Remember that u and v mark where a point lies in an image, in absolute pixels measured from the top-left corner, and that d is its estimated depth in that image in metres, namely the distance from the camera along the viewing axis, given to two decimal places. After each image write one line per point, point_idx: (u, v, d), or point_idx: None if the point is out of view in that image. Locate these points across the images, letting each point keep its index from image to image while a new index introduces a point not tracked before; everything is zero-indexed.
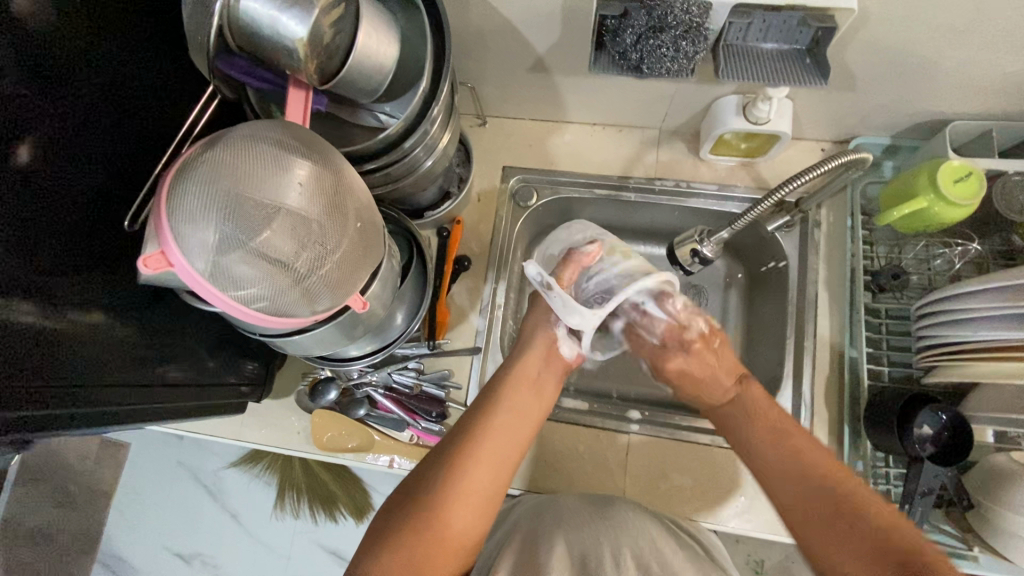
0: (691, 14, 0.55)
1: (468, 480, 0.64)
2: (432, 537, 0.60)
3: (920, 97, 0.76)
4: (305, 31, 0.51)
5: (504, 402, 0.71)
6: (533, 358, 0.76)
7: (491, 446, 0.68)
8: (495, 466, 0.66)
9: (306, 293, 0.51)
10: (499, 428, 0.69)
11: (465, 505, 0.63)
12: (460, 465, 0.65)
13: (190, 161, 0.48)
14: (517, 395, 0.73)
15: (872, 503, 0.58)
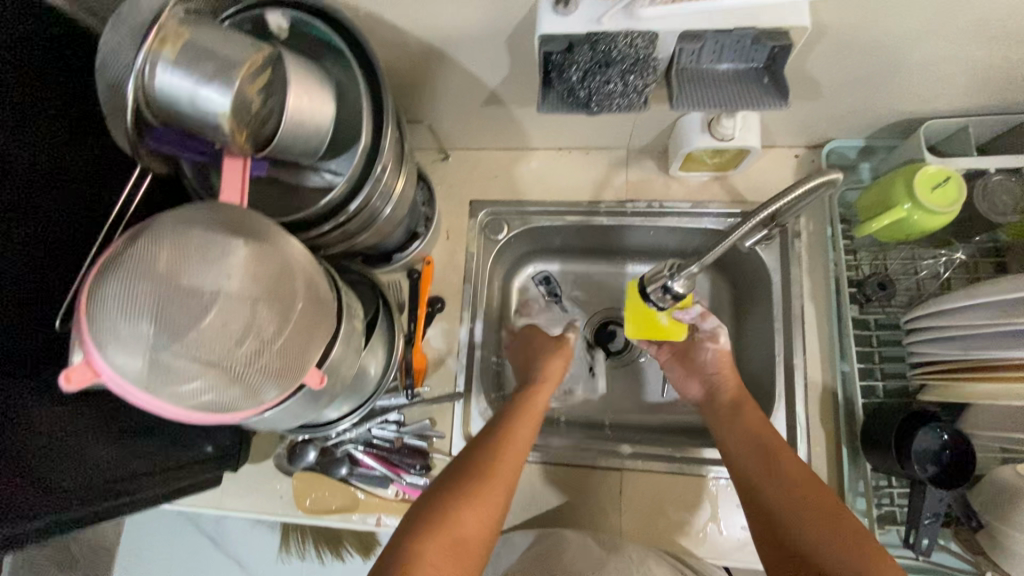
0: (636, 46, 0.53)
1: (494, 478, 0.66)
2: (458, 530, 0.60)
3: (891, 99, 0.73)
4: (229, 104, 0.48)
5: (523, 416, 0.75)
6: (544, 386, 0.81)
7: (511, 449, 0.70)
8: (510, 474, 0.68)
9: (246, 388, 0.48)
10: (517, 436, 0.72)
11: (487, 502, 0.64)
12: (486, 466, 0.67)
13: (113, 260, 0.45)
14: (533, 413, 0.77)
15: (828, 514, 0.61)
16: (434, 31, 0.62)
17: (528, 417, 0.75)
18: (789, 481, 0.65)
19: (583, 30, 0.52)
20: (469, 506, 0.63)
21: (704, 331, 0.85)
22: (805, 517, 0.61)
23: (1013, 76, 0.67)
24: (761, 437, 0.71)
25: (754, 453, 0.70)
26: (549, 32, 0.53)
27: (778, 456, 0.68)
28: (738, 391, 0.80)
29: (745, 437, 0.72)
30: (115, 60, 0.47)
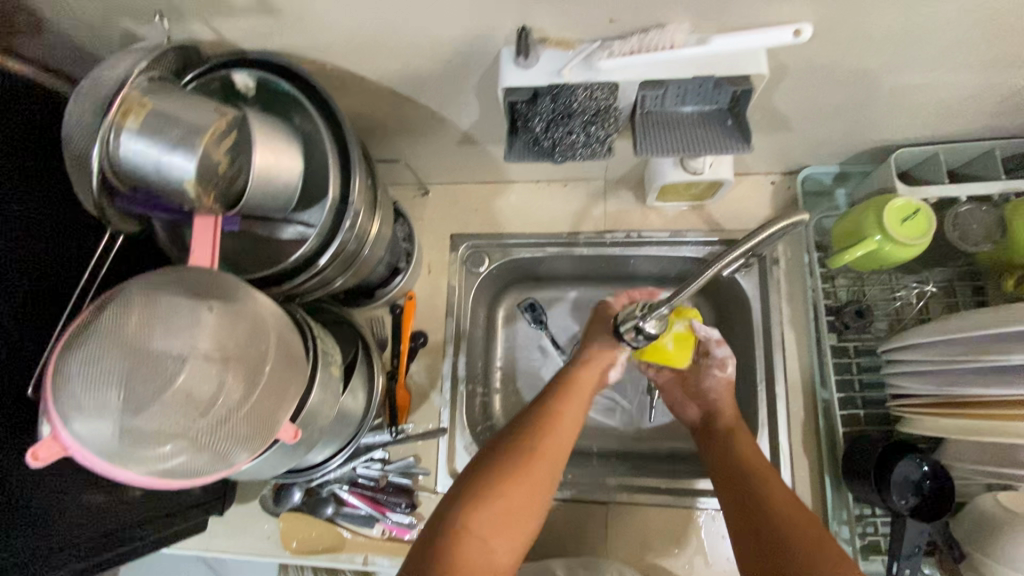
0: (595, 98, 0.54)
1: (539, 468, 0.63)
2: (503, 510, 0.59)
3: (861, 129, 0.73)
4: (193, 168, 0.48)
5: (571, 393, 0.70)
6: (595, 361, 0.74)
7: (559, 427, 0.66)
8: (553, 462, 0.64)
9: (214, 454, 0.47)
10: (565, 415, 0.68)
11: (528, 495, 0.61)
12: (533, 443, 0.64)
13: (78, 333, 0.45)
14: (580, 394, 0.71)
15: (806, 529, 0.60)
16: (401, 80, 0.63)
17: (574, 401, 0.70)
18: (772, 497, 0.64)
19: (545, 81, 0.53)
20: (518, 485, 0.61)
21: (713, 358, 0.82)
22: (800, 554, 0.58)
23: (976, 105, 0.67)
24: (755, 471, 0.68)
25: (749, 488, 0.67)
26: (511, 84, 0.53)
27: (771, 491, 0.65)
28: (736, 419, 0.77)
29: (739, 470, 0.69)
30: (79, 132, 0.48)
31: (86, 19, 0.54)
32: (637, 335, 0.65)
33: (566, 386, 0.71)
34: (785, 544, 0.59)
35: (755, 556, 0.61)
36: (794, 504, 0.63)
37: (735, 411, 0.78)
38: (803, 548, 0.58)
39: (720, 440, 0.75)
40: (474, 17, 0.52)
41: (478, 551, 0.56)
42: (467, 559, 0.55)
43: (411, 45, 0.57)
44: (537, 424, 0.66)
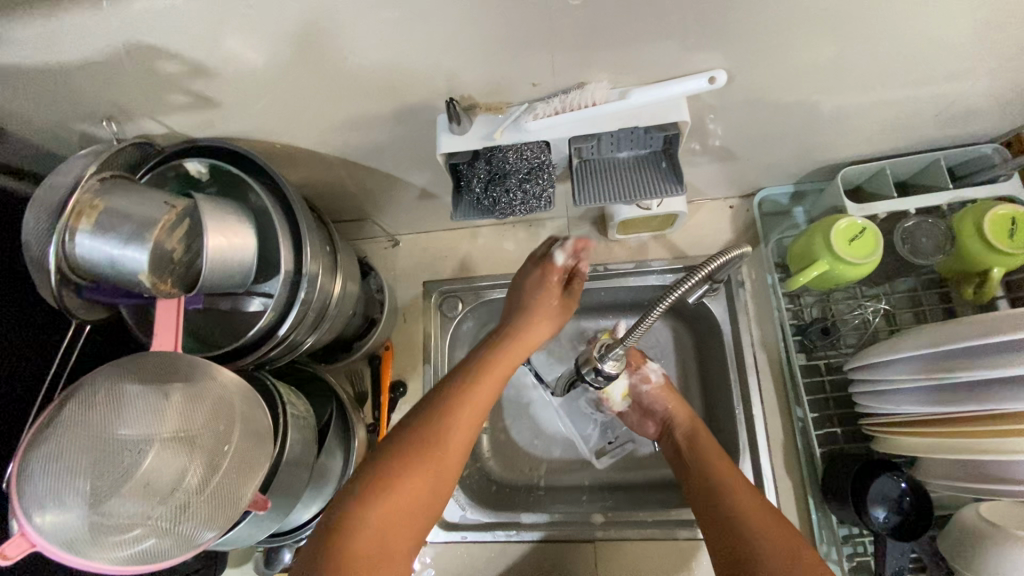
0: (526, 157, 0.58)
1: (471, 393, 0.65)
2: (401, 497, 0.56)
3: (807, 152, 0.75)
4: (146, 259, 0.51)
5: (512, 345, 0.72)
6: (539, 309, 0.74)
7: (472, 400, 0.64)
8: (485, 389, 0.66)
9: (180, 537, 0.49)
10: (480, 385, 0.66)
11: (461, 417, 0.63)
12: (443, 420, 0.62)
13: (42, 430, 0.47)
14: (518, 346, 0.73)
15: (780, 546, 0.57)
16: (351, 149, 0.67)
17: (512, 349, 0.72)
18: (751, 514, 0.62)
19: (478, 145, 0.56)
20: (426, 452, 0.59)
21: (639, 373, 0.85)
22: (765, 549, 0.58)
23: (911, 125, 0.69)
24: (720, 478, 0.68)
25: (710, 499, 0.66)
26: (449, 150, 0.56)
27: (730, 491, 0.66)
28: (693, 422, 0.78)
29: (702, 481, 0.69)
30: (35, 237, 0.51)
31: (46, 126, 0.58)
32: (597, 374, 0.70)
33: (510, 335, 0.73)
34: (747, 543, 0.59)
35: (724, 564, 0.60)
36: (771, 520, 0.61)
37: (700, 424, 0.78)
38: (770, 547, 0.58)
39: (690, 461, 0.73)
40: (405, 92, 0.56)
41: (372, 546, 0.53)
42: (360, 556, 0.52)
43: (352, 119, 0.60)
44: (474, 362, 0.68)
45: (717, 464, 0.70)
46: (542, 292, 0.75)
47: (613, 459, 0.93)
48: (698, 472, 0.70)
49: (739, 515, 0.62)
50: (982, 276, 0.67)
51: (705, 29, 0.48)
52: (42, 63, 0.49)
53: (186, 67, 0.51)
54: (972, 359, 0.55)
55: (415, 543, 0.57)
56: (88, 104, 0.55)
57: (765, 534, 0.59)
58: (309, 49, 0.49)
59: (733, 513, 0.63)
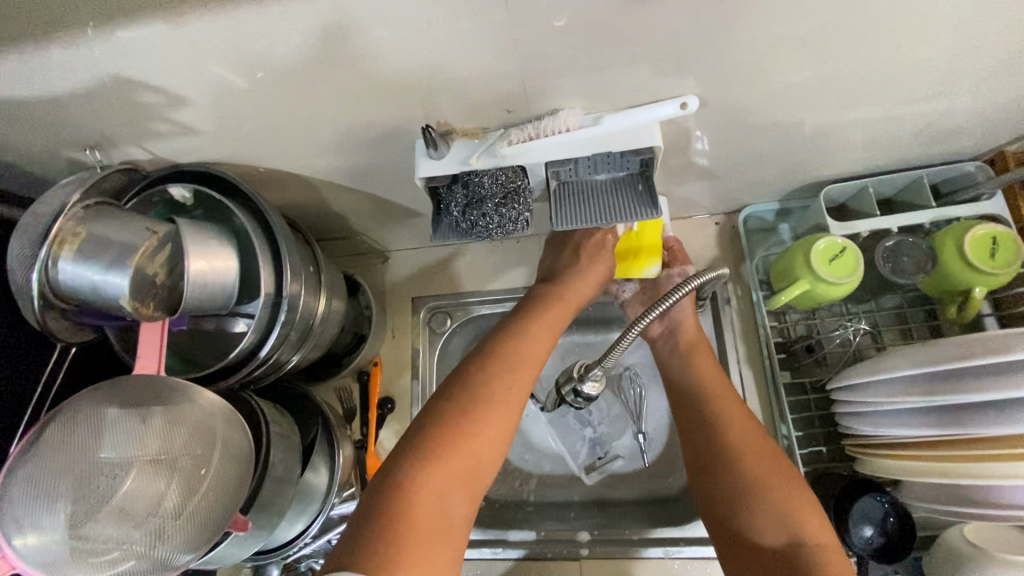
0: (502, 180, 0.58)
1: (518, 357, 0.66)
2: (455, 455, 0.56)
3: (790, 170, 0.75)
4: (128, 285, 0.52)
5: (554, 301, 0.74)
6: (589, 270, 0.76)
7: (522, 361, 0.65)
8: (534, 350, 0.67)
9: (157, 561, 0.49)
10: (528, 347, 0.67)
11: (512, 377, 0.63)
12: (491, 380, 0.62)
13: (21, 455, 0.48)
14: (561, 304, 0.74)
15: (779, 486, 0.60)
16: (335, 172, 0.68)
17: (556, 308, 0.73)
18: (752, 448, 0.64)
19: (455, 169, 0.57)
20: (476, 414, 0.59)
21: (675, 270, 0.82)
22: (761, 487, 0.61)
23: (891, 143, 0.69)
24: (725, 407, 0.68)
25: (712, 423, 0.68)
26: (427, 174, 0.57)
27: (732, 419, 0.67)
28: (699, 336, 0.78)
29: (705, 404, 0.69)
30: (18, 264, 0.52)
31: (33, 153, 0.59)
32: (577, 394, 0.71)
33: (556, 295, 0.74)
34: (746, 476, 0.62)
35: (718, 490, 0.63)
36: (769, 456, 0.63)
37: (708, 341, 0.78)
38: (769, 484, 0.60)
39: (690, 385, 0.73)
40: (384, 117, 0.57)
41: (432, 508, 0.52)
42: (423, 521, 0.51)
43: (334, 143, 0.61)
44: (519, 325, 0.70)
45: (722, 389, 0.70)
46: (604, 255, 0.77)
47: (602, 475, 0.92)
48: (702, 395, 0.71)
49: (739, 447, 0.64)
50: (964, 295, 0.68)
51: (675, 55, 0.49)
52: (23, 94, 0.50)
53: (165, 96, 0.52)
54: (954, 381, 0.54)
55: (472, 503, 0.56)
56: (71, 132, 0.56)
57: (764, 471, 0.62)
58: (286, 77, 0.50)
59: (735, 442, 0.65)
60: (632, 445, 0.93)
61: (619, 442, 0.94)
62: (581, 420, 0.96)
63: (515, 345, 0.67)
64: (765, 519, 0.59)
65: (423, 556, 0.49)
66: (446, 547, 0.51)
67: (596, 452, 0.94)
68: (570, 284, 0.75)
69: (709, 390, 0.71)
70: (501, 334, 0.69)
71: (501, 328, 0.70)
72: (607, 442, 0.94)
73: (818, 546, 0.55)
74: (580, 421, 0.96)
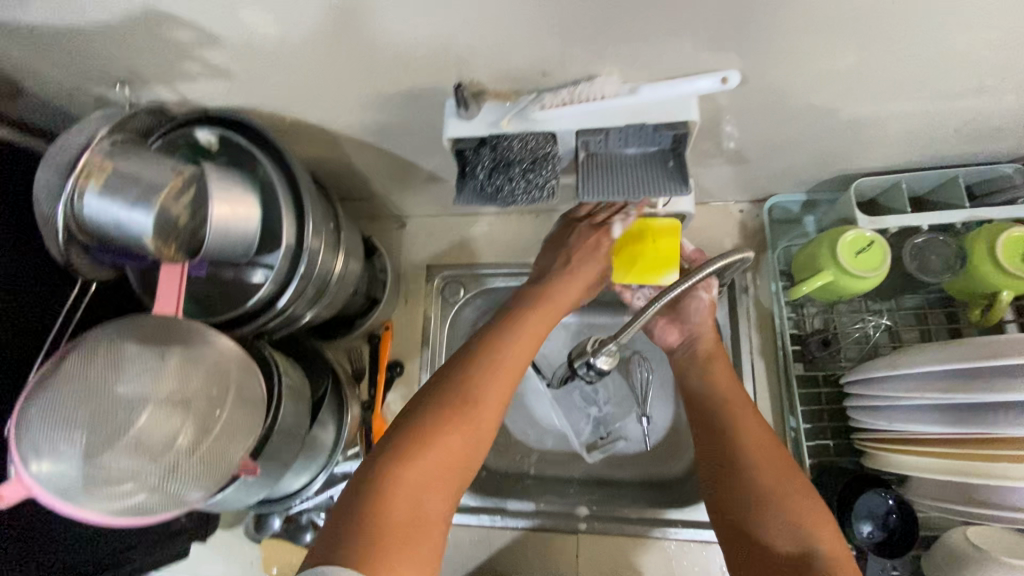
0: (531, 146, 0.57)
1: (505, 360, 0.65)
2: (435, 455, 0.56)
3: (821, 160, 0.73)
4: (151, 223, 0.52)
5: (544, 305, 0.72)
6: (581, 273, 0.75)
7: (509, 363, 0.65)
8: (521, 353, 0.66)
9: (170, 496, 0.50)
10: (515, 350, 0.66)
11: (496, 379, 0.63)
12: (473, 382, 0.61)
13: (41, 382, 0.49)
14: (553, 308, 0.73)
15: (798, 505, 0.59)
16: (360, 128, 0.67)
17: (548, 312, 0.72)
18: (770, 467, 0.62)
19: (484, 132, 0.56)
20: (457, 416, 0.58)
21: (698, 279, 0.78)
22: (779, 506, 0.59)
23: (932, 140, 0.67)
24: (739, 425, 0.67)
25: (726, 442, 0.66)
26: (455, 135, 0.56)
27: (746, 436, 0.65)
28: (716, 346, 0.77)
29: (718, 423, 0.68)
30: (46, 195, 0.53)
31: (64, 87, 0.59)
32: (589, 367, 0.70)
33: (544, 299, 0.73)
34: (765, 495, 0.60)
35: (735, 512, 0.62)
36: (786, 473, 0.62)
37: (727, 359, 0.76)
38: (788, 502, 0.59)
39: (703, 402, 0.71)
40: (415, 75, 0.56)
41: (409, 507, 0.52)
42: (400, 520, 0.51)
43: (361, 98, 0.60)
44: (506, 326, 0.69)
45: (736, 408, 0.69)
46: (597, 259, 0.75)
47: (602, 455, 0.92)
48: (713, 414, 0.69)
49: (757, 465, 0.63)
50: (991, 299, 0.66)
51: (720, 28, 0.47)
52: (55, 24, 0.50)
53: (197, 35, 0.51)
54: (973, 383, 0.53)
55: (452, 502, 0.56)
56: (101, 67, 0.56)
57: (782, 488, 0.60)
58: (319, 25, 0.49)
59: (751, 461, 0.63)
60: (636, 428, 0.93)
61: (623, 425, 0.94)
62: (587, 400, 0.96)
63: (502, 347, 0.66)
64: (779, 532, 0.58)
65: (400, 554, 0.49)
66: (424, 548, 0.51)
67: (599, 432, 0.94)
68: (560, 290, 0.74)
69: (721, 408, 0.69)
70: (486, 335, 0.68)
71: (485, 330, 0.69)
72: (610, 424, 0.94)
73: (836, 558, 0.55)
74: (586, 402, 0.96)
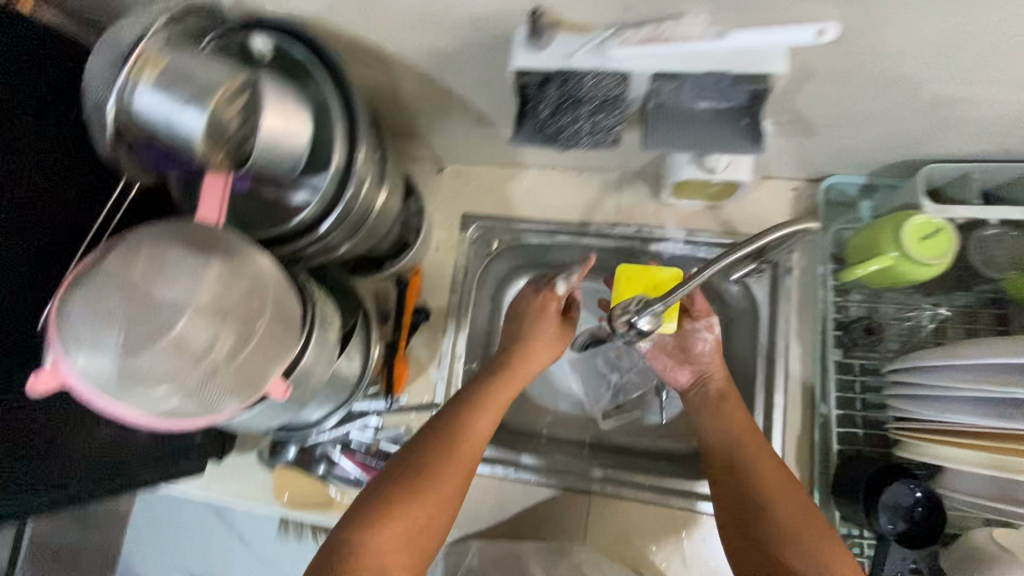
0: (604, 86, 0.54)
1: (470, 427, 0.66)
2: (403, 523, 0.58)
3: (891, 141, 0.70)
4: (203, 125, 0.49)
5: (511, 371, 0.72)
6: (539, 333, 0.75)
7: (476, 430, 0.66)
8: (486, 418, 0.68)
9: (205, 402, 0.50)
10: (480, 417, 0.67)
11: (463, 447, 0.64)
12: (442, 450, 0.64)
13: (84, 273, 0.48)
14: (520, 369, 0.73)
15: (825, 549, 0.59)
16: (416, 55, 0.64)
17: (517, 375, 0.72)
18: (796, 509, 0.62)
19: (556, 65, 0.52)
20: (423, 488, 0.61)
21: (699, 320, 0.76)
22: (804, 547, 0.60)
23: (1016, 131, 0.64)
24: (762, 466, 0.67)
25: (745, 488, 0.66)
26: (522, 67, 0.53)
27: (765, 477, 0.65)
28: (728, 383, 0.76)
29: (738, 470, 0.67)
30: (101, 84, 0.51)
31: None
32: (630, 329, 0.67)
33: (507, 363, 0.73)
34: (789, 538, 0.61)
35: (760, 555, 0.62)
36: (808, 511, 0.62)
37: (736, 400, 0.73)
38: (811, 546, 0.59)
39: (719, 451, 0.70)
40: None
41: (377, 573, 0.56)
42: None
43: (426, 19, 0.57)
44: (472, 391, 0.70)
45: (757, 452, 0.68)
46: (552, 324, 0.76)
47: (620, 423, 0.91)
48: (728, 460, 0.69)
49: (781, 506, 0.63)
50: None
51: None
52: None
53: None
54: None
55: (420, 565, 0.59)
56: None
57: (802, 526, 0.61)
58: None
59: (773, 503, 0.63)
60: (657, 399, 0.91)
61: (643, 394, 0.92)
62: (608, 366, 0.94)
63: (469, 413, 0.67)
64: (801, 566, 0.59)
65: None
66: None
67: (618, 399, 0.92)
68: (522, 355, 0.74)
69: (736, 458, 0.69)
70: (453, 402, 0.69)
71: (453, 397, 0.70)
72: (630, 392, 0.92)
73: None
74: (606, 368, 0.94)
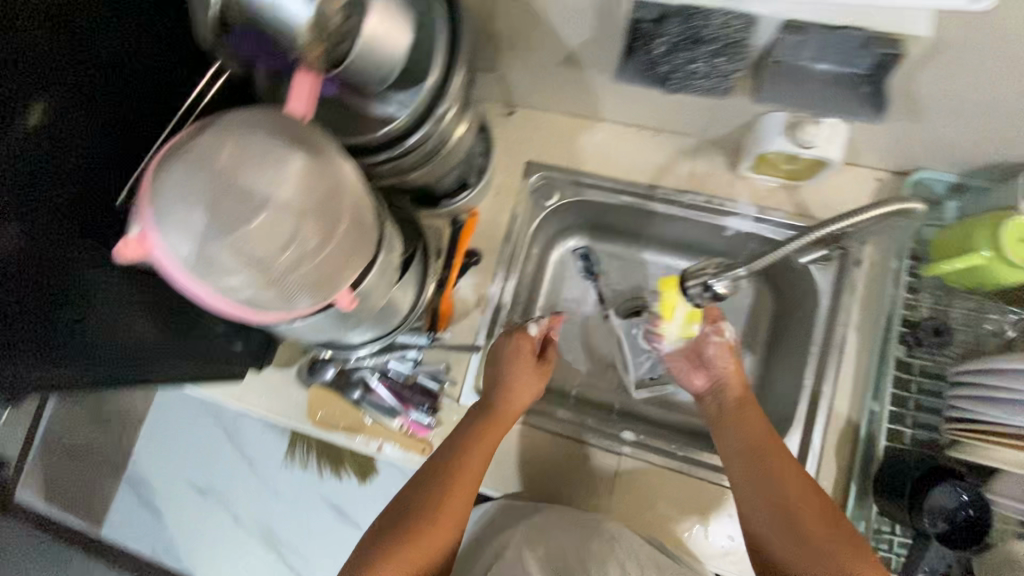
0: (729, 29, 0.51)
1: (458, 475, 0.71)
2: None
3: (999, 138, 0.66)
4: (307, 14, 0.47)
5: (495, 415, 0.76)
6: (518, 373, 0.79)
7: (464, 476, 0.71)
8: (474, 462, 0.73)
9: (280, 294, 0.50)
10: (467, 464, 0.72)
11: (452, 498, 0.70)
12: (429, 503, 0.69)
13: (177, 148, 0.47)
14: (504, 411, 0.77)
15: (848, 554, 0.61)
16: None
17: (499, 419, 0.76)
18: (818, 523, 0.63)
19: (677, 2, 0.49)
20: (414, 541, 0.67)
21: (713, 326, 0.80)
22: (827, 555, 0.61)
23: None
24: (784, 477, 0.67)
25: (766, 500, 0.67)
26: None
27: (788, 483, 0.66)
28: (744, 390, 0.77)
29: (760, 483, 0.67)
30: None
31: None
32: (704, 291, 0.75)
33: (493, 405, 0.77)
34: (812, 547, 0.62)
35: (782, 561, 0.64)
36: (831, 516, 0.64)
37: (760, 414, 0.73)
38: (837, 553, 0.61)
39: (733, 469, 0.70)
40: None
41: None
42: None
43: None
44: (458, 439, 0.74)
45: (781, 460, 0.68)
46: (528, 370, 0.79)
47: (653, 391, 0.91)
48: (742, 479, 0.69)
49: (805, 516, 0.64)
50: None
51: None
52: None
53: None
54: None
55: None
56: None
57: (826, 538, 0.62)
58: None
59: (792, 517, 0.65)
60: None
61: None
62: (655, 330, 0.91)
63: (456, 464, 0.72)
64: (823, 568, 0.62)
65: None
66: None
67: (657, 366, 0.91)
68: (505, 398, 0.78)
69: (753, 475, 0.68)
70: (442, 449, 0.74)
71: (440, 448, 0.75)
72: None
73: None
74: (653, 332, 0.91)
